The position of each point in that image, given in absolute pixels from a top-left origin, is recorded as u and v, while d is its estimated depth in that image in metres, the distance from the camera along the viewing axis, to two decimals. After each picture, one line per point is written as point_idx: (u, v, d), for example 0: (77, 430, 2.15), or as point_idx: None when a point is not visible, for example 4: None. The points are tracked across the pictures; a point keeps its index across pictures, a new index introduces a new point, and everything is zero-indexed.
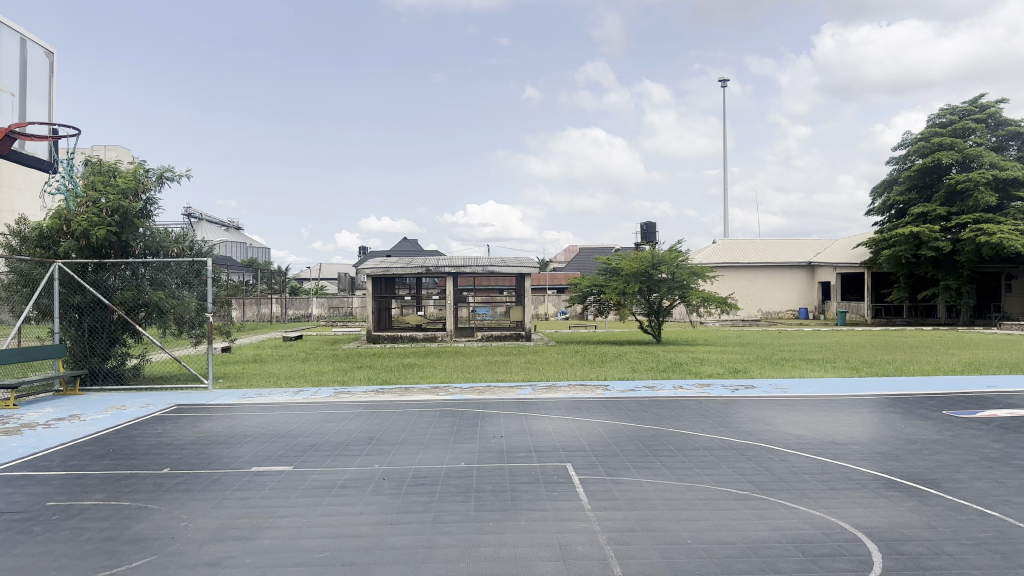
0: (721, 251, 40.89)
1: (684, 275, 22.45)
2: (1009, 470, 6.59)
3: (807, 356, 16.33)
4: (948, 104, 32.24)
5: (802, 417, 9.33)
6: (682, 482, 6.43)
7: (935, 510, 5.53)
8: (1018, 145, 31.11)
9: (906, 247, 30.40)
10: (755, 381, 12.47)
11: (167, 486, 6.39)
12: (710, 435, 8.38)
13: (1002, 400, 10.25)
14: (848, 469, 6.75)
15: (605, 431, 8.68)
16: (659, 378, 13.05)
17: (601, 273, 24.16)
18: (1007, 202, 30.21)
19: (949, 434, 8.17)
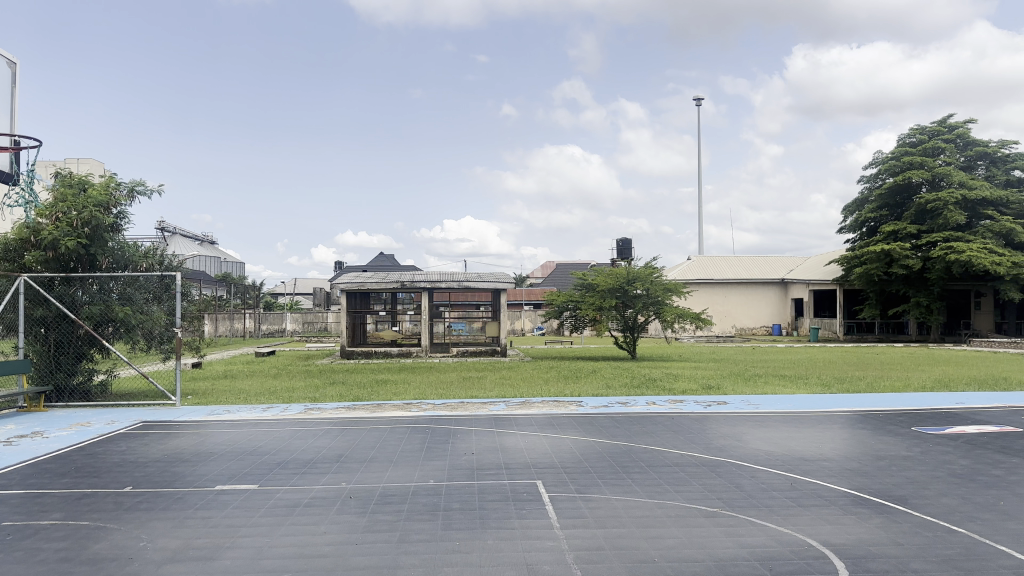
0: (696, 267, 41.18)
1: (658, 291, 22.56)
2: (975, 487, 6.63)
3: (780, 372, 16.40)
4: (917, 124, 32.89)
5: (772, 433, 9.36)
6: (651, 500, 6.40)
7: (903, 527, 5.55)
8: (985, 165, 31.88)
9: (878, 264, 30.83)
10: (727, 397, 12.51)
11: (128, 505, 6.24)
12: (681, 451, 8.37)
13: (970, 417, 10.36)
14: (817, 486, 6.75)
15: (578, 448, 8.62)
16: (632, 394, 13.03)
17: (577, 288, 24.12)
18: (976, 221, 30.80)
19: (918, 450, 8.23)
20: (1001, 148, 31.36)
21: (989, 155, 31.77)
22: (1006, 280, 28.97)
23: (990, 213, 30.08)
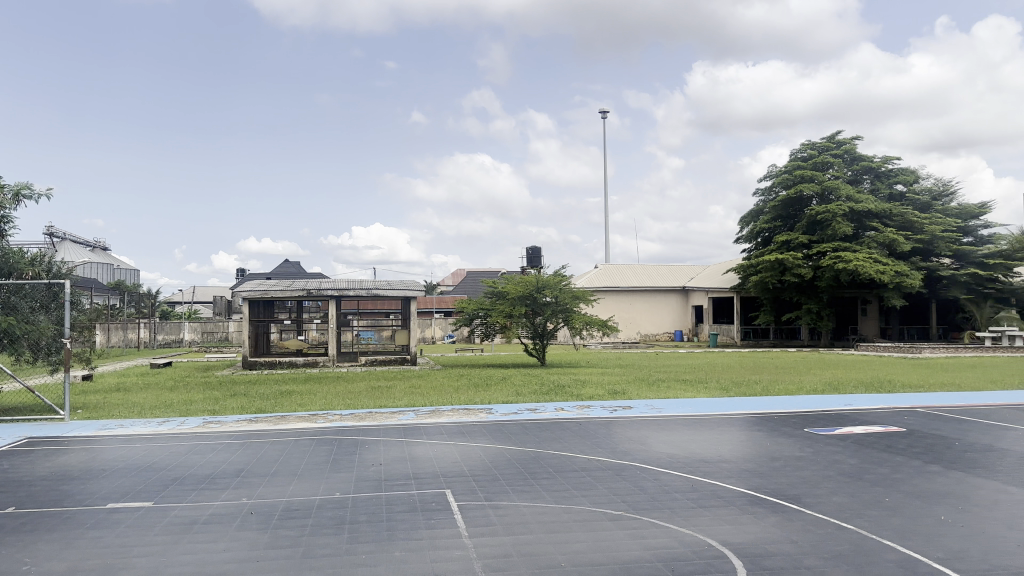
0: (602, 275, 42.06)
1: (567, 299, 22.93)
2: (862, 485, 7.05)
3: (682, 377, 16.95)
4: (808, 139, 34.79)
5: (675, 437, 9.66)
6: (560, 505, 6.48)
7: (796, 525, 5.84)
8: (869, 179, 34.06)
9: (772, 272, 32.35)
10: (633, 401, 12.83)
11: (7, 528, 5.82)
12: (588, 456, 8.52)
13: (856, 417, 11.01)
14: (717, 487, 7.01)
15: (488, 456, 8.64)
16: (541, 401, 13.17)
17: (487, 295, 24.11)
18: (862, 231, 32.81)
19: (809, 450, 8.70)
20: (884, 164, 33.64)
21: (874, 170, 33.97)
22: (890, 288, 30.96)
23: (875, 225, 32.11)
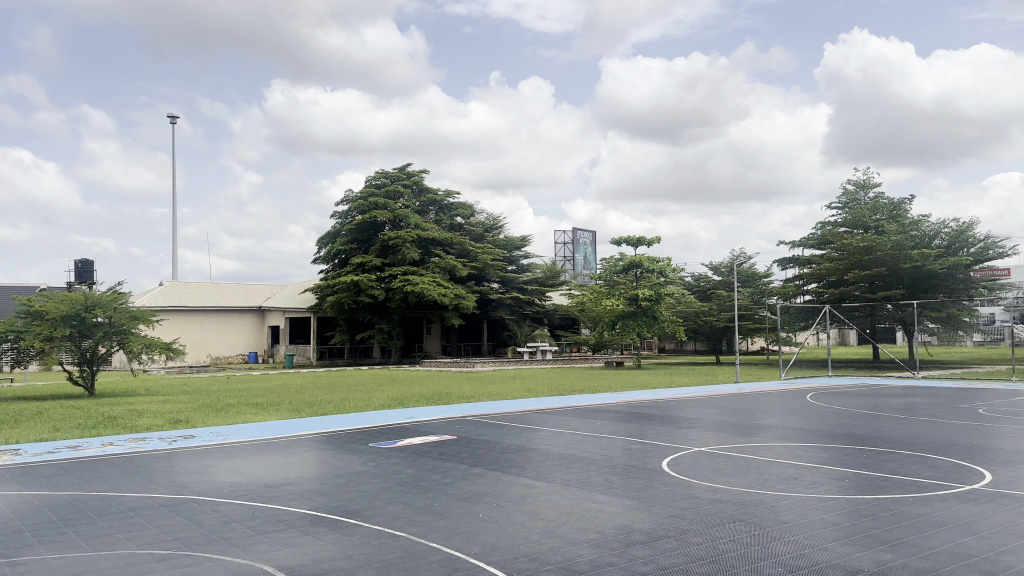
0: (168, 293, 38.68)
1: (123, 320, 20.58)
2: (417, 492, 7.59)
3: (252, 400, 16.38)
4: (381, 169, 36.98)
5: (240, 463, 9.26)
6: (94, 554, 5.67)
7: (354, 539, 6.01)
8: (434, 210, 37.56)
9: (347, 294, 33.32)
10: (197, 430, 11.96)
11: None
12: (137, 494, 7.65)
13: (415, 429, 11.89)
14: (279, 511, 6.86)
15: (3, 507, 7.18)
16: (85, 437, 11.47)
17: (19, 316, 20.23)
18: (428, 257, 35.89)
19: (372, 464, 9.09)
20: (447, 198, 37.46)
21: (438, 202, 37.63)
22: (451, 309, 34.49)
23: (439, 252, 35.45)
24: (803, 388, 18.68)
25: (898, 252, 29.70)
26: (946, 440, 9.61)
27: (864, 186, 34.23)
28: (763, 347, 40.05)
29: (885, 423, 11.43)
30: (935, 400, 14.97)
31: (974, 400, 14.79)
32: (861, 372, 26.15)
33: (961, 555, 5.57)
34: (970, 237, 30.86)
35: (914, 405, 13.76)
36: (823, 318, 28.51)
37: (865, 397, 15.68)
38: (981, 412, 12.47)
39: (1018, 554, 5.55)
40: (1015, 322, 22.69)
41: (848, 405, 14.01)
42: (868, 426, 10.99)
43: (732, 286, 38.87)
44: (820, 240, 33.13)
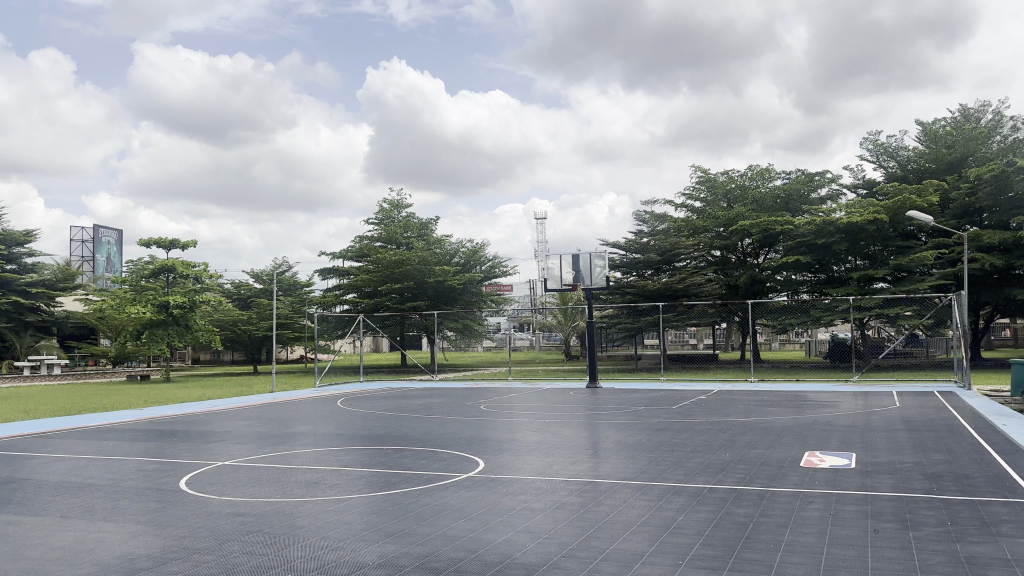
0: None
1: None
2: None
3: None
4: None
5: None
6: None
7: None
8: None
9: None
10: None
11: None
12: None
13: None
14: None
15: None
16: None
17: None
18: None
19: None
20: None
21: None
22: None
23: None
24: (335, 394, 19.45)
25: (422, 268, 33.47)
26: (452, 435, 10.90)
27: (397, 206, 38.05)
28: (306, 353, 40.67)
29: (404, 422, 12.56)
30: (446, 399, 16.95)
31: (476, 398, 17.15)
32: (389, 376, 28.42)
33: (452, 538, 6.45)
34: (481, 256, 36.95)
35: (429, 405, 15.37)
36: (357, 324, 30.16)
37: (389, 400, 17.02)
38: (483, 408, 14.46)
39: (496, 531, 6.63)
40: (509, 330, 26.76)
41: (372, 408, 15.02)
42: (390, 427, 11.95)
43: (274, 293, 39.49)
44: (359, 253, 35.94)
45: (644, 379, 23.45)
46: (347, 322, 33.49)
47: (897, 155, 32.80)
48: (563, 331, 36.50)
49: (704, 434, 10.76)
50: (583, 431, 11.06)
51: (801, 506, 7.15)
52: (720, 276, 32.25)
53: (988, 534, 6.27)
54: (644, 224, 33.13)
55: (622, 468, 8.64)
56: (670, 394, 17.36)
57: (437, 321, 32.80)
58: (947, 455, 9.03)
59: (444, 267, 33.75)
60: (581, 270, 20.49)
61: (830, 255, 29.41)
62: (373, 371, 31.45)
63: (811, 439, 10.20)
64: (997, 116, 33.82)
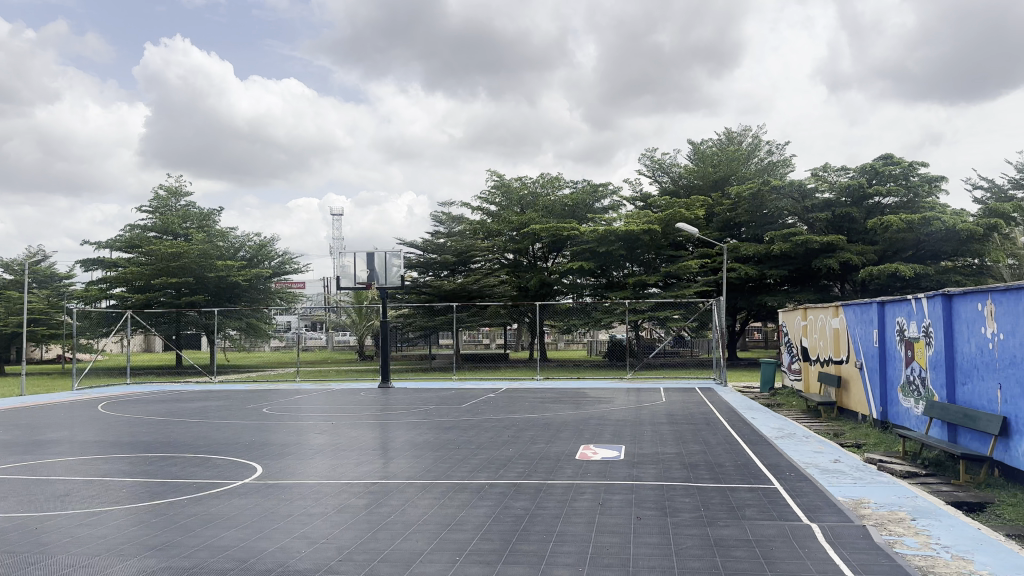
0: None
1: None
2: None
3: None
4: None
5: None
6: None
7: None
8: None
9: None
10: None
11: None
12: None
13: None
14: None
15: None
16: None
17: None
18: None
19: None
20: None
21: None
22: None
23: None
24: (98, 398, 17.77)
25: (202, 261, 31.91)
26: (232, 440, 10.60)
27: (175, 195, 36.05)
28: (61, 352, 36.73)
29: (177, 427, 11.87)
30: (225, 402, 16.19)
31: (259, 400, 16.50)
32: (161, 377, 26.85)
33: (220, 548, 6.01)
34: (269, 251, 35.71)
35: (206, 408, 14.63)
36: (125, 320, 28.70)
37: (159, 403, 15.97)
38: (264, 411, 13.97)
39: (269, 539, 6.29)
40: (299, 330, 26.85)
41: (139, 413, 14.00)
42: (161, 433, 11.25)
43: (24, 285, 35.78)
44: (129, 243, 33.60)
45: (435, 377, 24.01)
46: (114, 318, 31.20)
47: (670, 171, 36.15)
48: (356, 330, 36.16)
49: (490, 431, 11.17)
50: (370, 432, 11.10)
51: (574, 497, 7.58)
52: (512, 278, 33.22)
53: (733, 518, 6.91)
54: (440, 226, 33.97)
55: (408, 468, 8.80)
56: (460, 393, 17.75)
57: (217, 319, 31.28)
58: (703, 446, 10.03)
59: (227, 262, 32.44)
60: (375, 268, 20.45)
61: (610, 262, 31.65)
62: (143, 373, 29.22)
63: (587, 433, 10.92)
64: (755, 141, 38.21)
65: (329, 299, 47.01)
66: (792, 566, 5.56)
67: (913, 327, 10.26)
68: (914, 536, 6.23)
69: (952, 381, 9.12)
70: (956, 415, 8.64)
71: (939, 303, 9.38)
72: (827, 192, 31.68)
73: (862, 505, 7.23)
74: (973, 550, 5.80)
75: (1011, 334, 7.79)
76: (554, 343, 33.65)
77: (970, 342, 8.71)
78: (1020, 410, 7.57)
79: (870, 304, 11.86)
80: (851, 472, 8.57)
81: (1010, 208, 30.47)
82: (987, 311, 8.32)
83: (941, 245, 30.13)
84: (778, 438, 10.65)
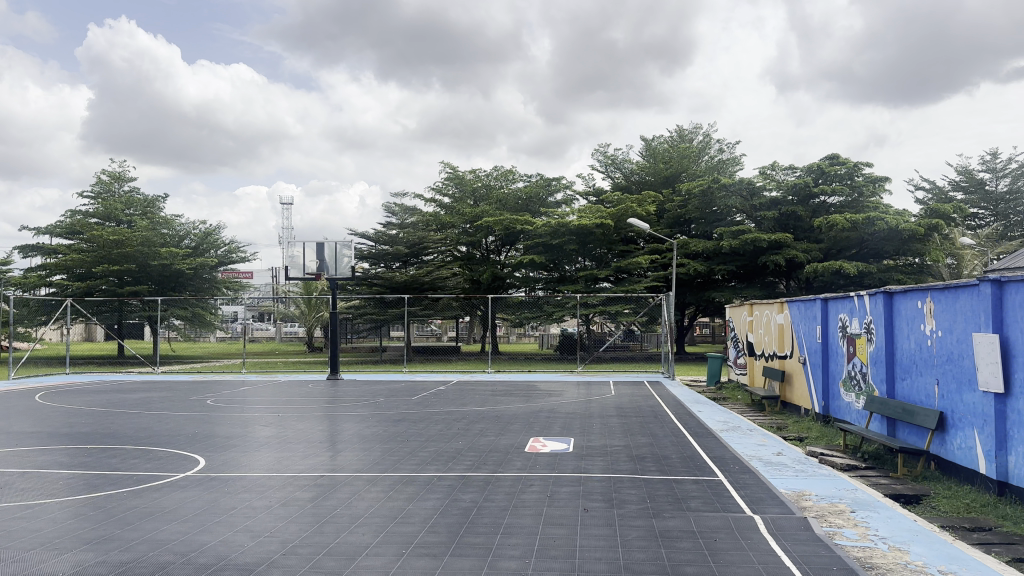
0: None
1: None
2: None
3: None
4: None
5: None
6: None
7: None
8: None
9: None
10: None
11: None
12: None
13: None
14: None
15: None
16: None
17: None
18: None
19: None
20: None
21: None
22: None
23: None
24: (34, 388, 17.18)
25: (146, 249, 31.18)
26: (175, 432, 10.41)
27: (118, 179, 35.18)
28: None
29: (117, 419, 11.58)
30: (169, 393, 15.84)
31: (203, 391, 16.19)
32: (101, 368, 26.14)
33: (160, 542, 5.86)
34: (215, 240, 34.97)
35: (148, 399, 14.35)
36: (65, 308, 27.83)
37: (99, 394, 15.53)
38: (208, 403, 13.76)
39: (210, 532, 6.16)
40: (247, 321, 26.41)
41: (77, 404, 13.59)
42: (100, 424, 10.97)
43: None
44: (69, 229, 32.51)
45: (387, 370, 23.84)
46: (53, 305, 30.35)
47: (622, 167, 36.54)
48: (305, 321, 35.86)
49: (440, 423, 11.15)
50: (318, 424, 10.99)
51: (522, 490, 7.61)
52: (464, 271, 33.26)
53: (678, 509, 7.00)
54: (393, 217, 33.84)
55: (355, 460, 8.75)
56: (411, 386, 17.66)
57: (160, 309, 30.63)
58: (650, 438, 10.17)
59: (172, 250, 31.72)
60: (325, 259, 20.23)
61: (562, 256, 31.89)
62: (84, 363, 28.41)
63: (537, 426, 10.97)
64: (706, 139, 38.76)
65: (277, 289, 46.21)
66: (735, 557, 5.65)
67: (855, 323, 10.52)
68: (853, 528, 6.39)
69: (892, 377, 9.38)
70: (895, 409, 8.90)
71: (881, 301, 9.64)
72: (775, 190, 32.31)
73: (804, 497, 7.39)
74: (909, 541, 5.98)
75: (949, 331, 8.04)
76: (507, 337, 33.75)
77: (909, 339, 8.97)
78: (955, 406, 7.83)
79: (814, 300, 12.13)
80: (793, 465, 8.76)
81: (948, 209, 31.51)
82: (926, 309, 8.57)
83: (884, 244, 30.98)
84: (723, 431, 10.85)
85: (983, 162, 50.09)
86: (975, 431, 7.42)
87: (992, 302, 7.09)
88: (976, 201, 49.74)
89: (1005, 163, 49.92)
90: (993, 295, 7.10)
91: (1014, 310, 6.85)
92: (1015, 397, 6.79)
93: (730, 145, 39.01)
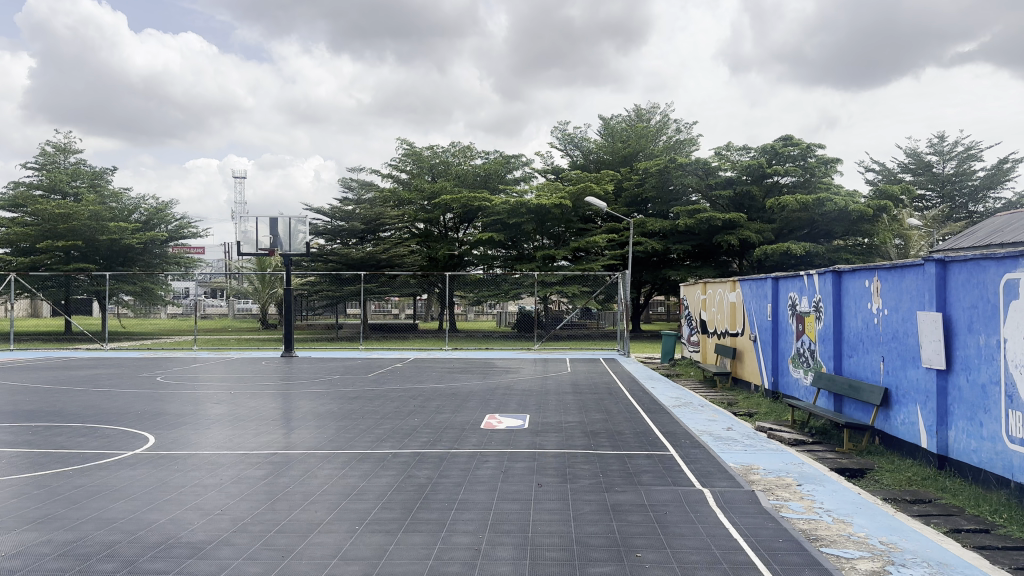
0: None
1: None
2: None
3: None
4: None
5: None
6: None
7: None
8: None
9: None
10: None
11: None
12: None
13: None
14: None
15: None
16: None
17: None
18: None
19: None
20: None
21: None
22: None
23: None
24: None
25: (93, 224, 30.41)
26: (123, 409, 10.24)
27: (63, 150, 34.28)
28: None
29: (64, 396, 11.35)
30: (116, 370, 15.50)
31: (152, 368, 15.97)
32: (46, 345, 25.59)
33: (107, 521, 5.77)
34: (165, 215, 34.03)
35: (93, 376, 14.08)
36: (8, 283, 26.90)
37: (43, 372, 15.12)
38: (158, 380, 13.57)
39: (160, 510, 6.07)
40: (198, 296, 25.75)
41: (21, 380, 13.32)
42: (46, 402, 10.73)
43: None
44: (12, 202, 31.49)
45: (342, 347, 23.60)
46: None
47: (581, 145, 36.62)
48: (259, 297, 35.52)
49: (395, 401, 11.13)
50: (269, 402, 10.90)
51: (477, 465, 7.66)
52: (422, 249, 33.19)
53: (630, 483, 7.12)
54: (349, 192, 33.58)
55: (309, 438, 8.73)
56: (366, 363, 17.52)
57: (109, 284, 30.01)
58: (603, 414, 10.29)
59: (121, 225, 31.00)
60: (278, 235, 19.95)
61: (520, 234, 31.95)
62: (28, 340, 27.70)
63: (493, 403, 11.02)
64: (663, 119, 38.92)
65: (230, 266, 45.45)
66: (684, 530, 5.77)
67: (804, 302, 10.73)
68: (799, 501, 6.55)
69: (839, 353, 9.61)
70: (842, 386, 9.12)
71: (830, 279, 9.82)
72: (730, 170, 32.57)
73: (752, 471, 7.56)
74: (853, 514, 6.15)
75: (895, 310, 8.25)
76: (464, 314, 33.69)
77: (857, 317, 9.18)
78: (899, 381, 8.04)
79: (765, 280, 12.34)
80: (743, 440, 8.97)
81: (896, 190, 32.22)
82: (873, 288, 8.77)
83: (835, 224, 31.68)
84: (676, 407, 11.04)
85: (931, 145, 51.10)
86: (918, 407, 7.64)
87: (936, 282, 7.27)
88: (924, 182, 50.84)
89: (952, 146, 51.04)
90: (938, 275, 7.28)
91: (957, 289, 7.05)
92: (957, 373, 7.00)
93: (687, 125, 39.29)
